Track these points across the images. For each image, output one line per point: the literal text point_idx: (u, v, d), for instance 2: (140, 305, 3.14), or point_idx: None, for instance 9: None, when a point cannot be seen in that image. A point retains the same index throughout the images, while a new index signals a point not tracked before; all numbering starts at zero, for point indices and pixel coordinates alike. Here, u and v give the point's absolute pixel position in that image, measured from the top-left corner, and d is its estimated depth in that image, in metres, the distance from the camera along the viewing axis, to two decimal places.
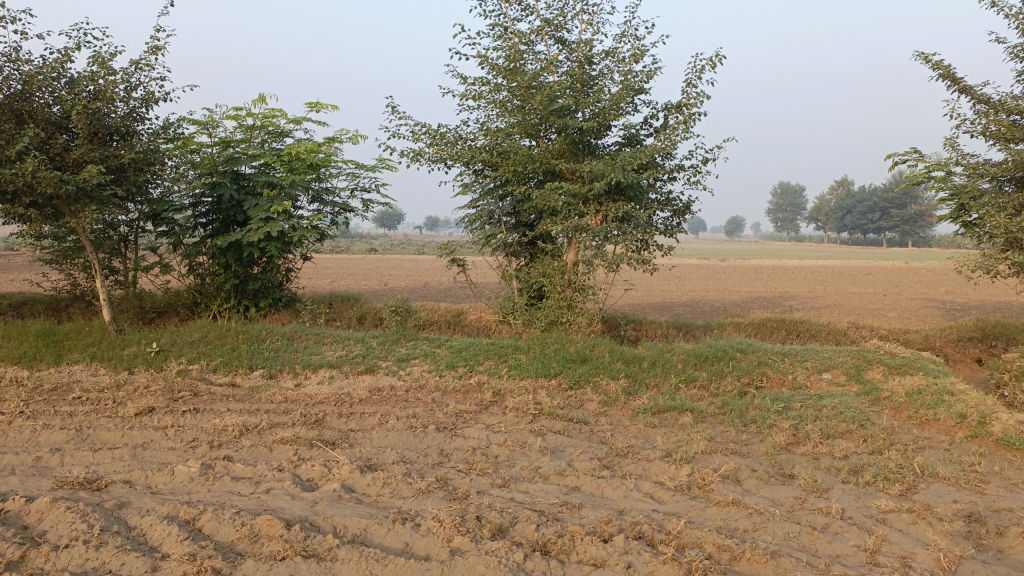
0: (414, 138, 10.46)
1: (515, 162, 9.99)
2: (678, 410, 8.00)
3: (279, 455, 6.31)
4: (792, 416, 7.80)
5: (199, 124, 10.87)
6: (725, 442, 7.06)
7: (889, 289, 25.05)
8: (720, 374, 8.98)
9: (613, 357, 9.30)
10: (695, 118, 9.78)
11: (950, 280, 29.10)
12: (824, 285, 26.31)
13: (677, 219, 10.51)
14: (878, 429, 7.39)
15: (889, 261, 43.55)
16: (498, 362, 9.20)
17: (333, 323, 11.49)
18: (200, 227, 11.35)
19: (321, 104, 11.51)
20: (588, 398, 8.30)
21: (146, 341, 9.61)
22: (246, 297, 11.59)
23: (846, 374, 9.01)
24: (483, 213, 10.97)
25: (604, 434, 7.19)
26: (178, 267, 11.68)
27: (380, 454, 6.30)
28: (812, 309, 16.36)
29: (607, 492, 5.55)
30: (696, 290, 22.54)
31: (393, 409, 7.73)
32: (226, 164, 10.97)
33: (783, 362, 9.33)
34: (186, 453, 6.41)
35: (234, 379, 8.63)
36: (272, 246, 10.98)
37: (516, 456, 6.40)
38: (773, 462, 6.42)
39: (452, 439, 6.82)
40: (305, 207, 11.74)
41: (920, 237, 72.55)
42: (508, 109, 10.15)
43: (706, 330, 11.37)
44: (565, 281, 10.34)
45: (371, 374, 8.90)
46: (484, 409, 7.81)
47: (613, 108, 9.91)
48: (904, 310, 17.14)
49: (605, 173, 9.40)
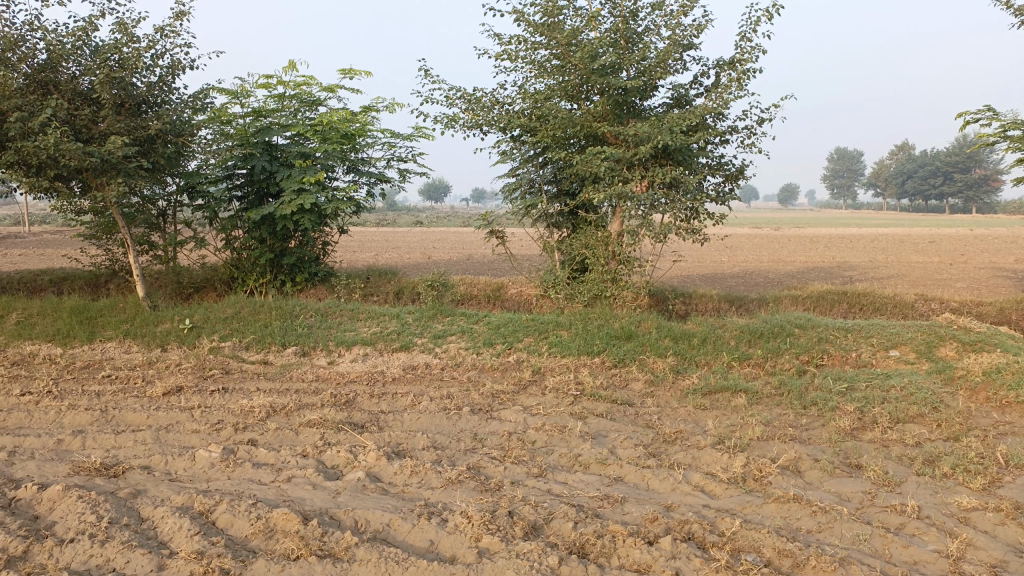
0: (449, 103, 9.97)
1: (555, 126, 9.45)
2: (731, 391, 7.45)
3: (305, 439, 5.98)
4: (856, 397, 7.19)
5: (230, 93, 10.57)
6: (783, 426, 6.52)
7: (956, 258, 23.80)
8: (777, 351, 8.38)
9: (660, 334, 8.77)
10: (749, 75, 9.07)
11: (1020, 247, 27.58)
12: (884, 254, 25.20)
13: (730, 185, 9.84)
14: (953, 413, 6.75)
15: (955, 230, 41.62)
16: (538, 339, 8.75)
17: (370, 298, 11.16)
18: (235, 200, 11.12)
19: (354, 70, 11.09)
20: (634, 377, 7.81)
21: (179, 318, 9.41)
22: (283, 271, 11.32)
23: (916, 351, 8.32)
24: (523, 182, 10.49)
25: (650, 418, 6.71)
26: (215, 241, 11.47)
27: (410, 439, 5.92)
28: (873, 280, 15.50)
29: (653, 485, 5.08)
30: (748, 261, 21.74)
31: (427, 389, 7.36)
32: (258, 134, 10.67)
33: (846, 339, 8.67)
34: (210, 436, 6.13)
35: (266, 357, 8.37)
36: (305, 218, 10.68)
37: (555, 442, 5.95)
38: (837, 450, 5.85)
39: (487, 422, 6.41)
40: (340, 178, 11.41)
41: (985, 202, 69.45)
42: (547, 70, 9.59)
43: (760, 303, 10.73)
44: (609, 253, 9.79)
45: (406, 352, 8.54)
46: (522, 389, 7.38)
47: (658, 66, 9.27)
48: (973, 281, 16.13)
49: (651, 136, 8.81)
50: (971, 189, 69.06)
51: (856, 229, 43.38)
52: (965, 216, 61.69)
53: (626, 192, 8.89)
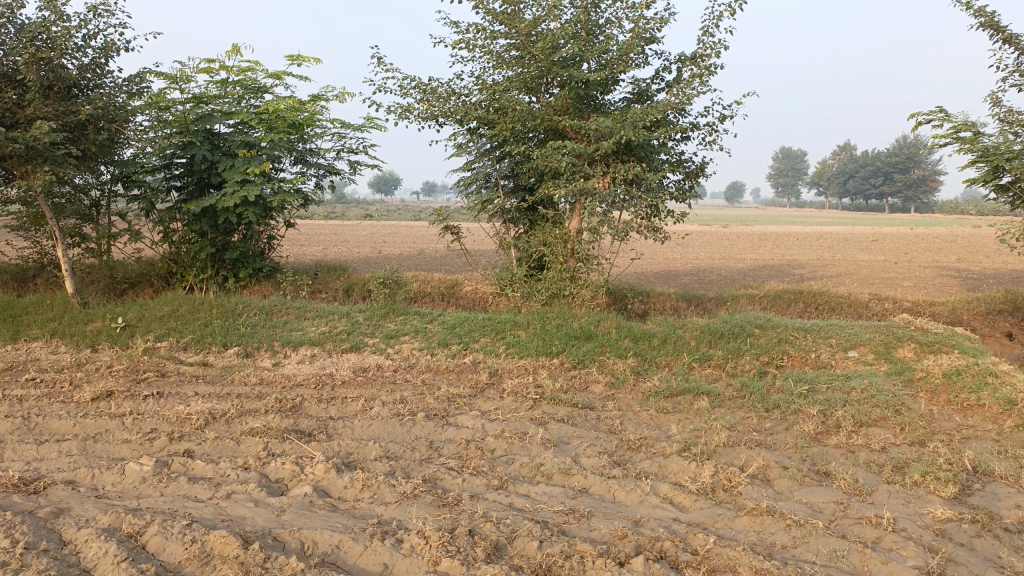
0: (402, 92, 9.56)
1: (514, 119, 9.14)
2: (693, 394, 7.27)
3: (247, 449, 5.57)
4: (819, 400, 7.07)
5: (169, 78, 9.97)
6: (748, 431, 6.35)
7: (899, 256, 24.31)
8: (738, 352, 8.24)
9: (620, 334, 8.56)
10: (712, 71, 8.90)
11: (959, 247, 28.35)
12: (832, 252, 25.61)
13: (690, 182, 9.68)
14: (915, 416, 6.68)
15: (896, 229, 42.68)
16: (495, 339, 8.45)
17: (318, 295, 10.70)
18: (174, 191, 10.52)
19: (303, 57, 10.61)
20: (594, 379, 7.56)
21: (112, 316, 8.84)
22: (225, 267, 10.76)
23: (875, 352, 8.27)
24: (479, 176, 10.16)
25: (612, 422, 6.47)
26: (153, 234, 10.87)
27: (362, 449, 5.56)
28: (823, 279, 15.62)
29: (619, 498, 4.83)
30: (700, 258, 21.81)
31: (378, 393, 6.98)
32: (199, 122, 10.10)
33: (805, 339, 8.59)
34: (142, 447, 5.67)
35: (206, 359, 7.88)
36: (249, 211, 10.15)
37: (515, 451, 5.66)
38: (805, 457, 5.70)
39: (443, 429, 6.08)
40: (287, 169, 10.91)
41: (923, 203, 71.61)
42: (506, 61, 9.27)
43: (718, 302, 10.62)
44: (568, 250, 9.53)
45: (356, 353, 8.14)
46: (479, 393, 7.07)
47: (620, 59, 9.04)
48: (918, 280, 16.40)
49: (613, 131, 8.58)
50: (910, 189, 71.15)
51: (803, 227, 44.13)
52: (904, 216, 63.46)
53: (587, 189, 8.63)
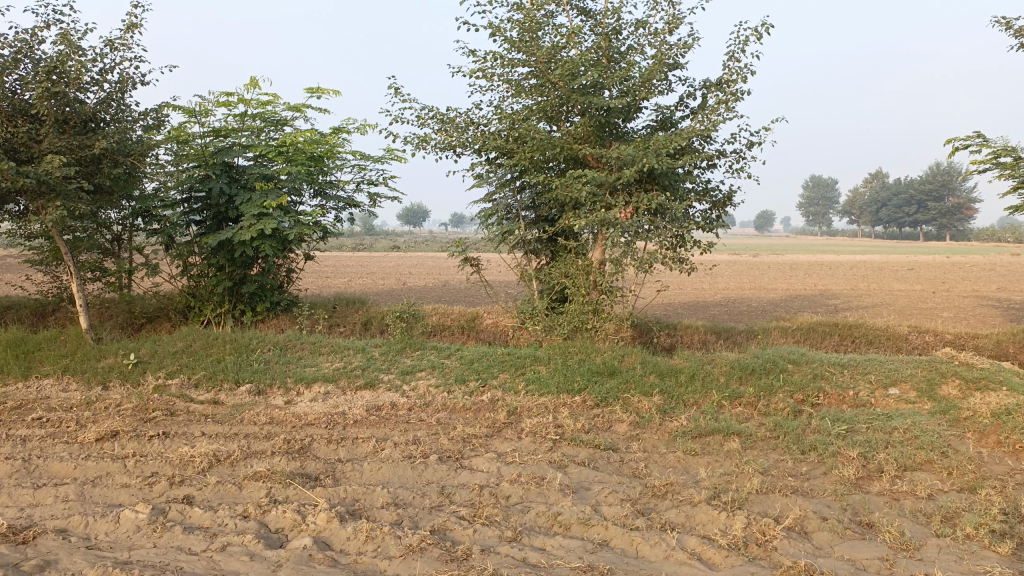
0: (420, 123, 9.39)
1: (533, 148, 8.90)
2: (723, 434, 6.86)
3: (249, 495, 5.30)
4: (858, 441, 6.63)
5: (188, 111, 9.94)
6: (782, 476, 5.93)
7: (936, 286, 23.59)
8: (769, 389, 7.82)
9: (645, 370, 8.19)
10: (738, 96, 8.61)
11: (999, 275, 27.48)
12: (866, 282, 24.92)
13: (717, 211, 9.34)
14: (964, 459, 6.22)
15: (931, 257, 41.68)
16: (515, 375, 8.13)
17: (336, 329, 10.49)
18: (192, 225, 10.44)
19: (321, 89, 10.52)
20: (618, 418, 7.20)
21: (124, 352, 8.69)
22: (243, 300, 10.61)
23: (917, 389, 7.80)
24: (499, 208, 9.93)
25: (637, 466, 6.10)
26: (171, 269, 10.78)
27: (369, 495, 5.26)
28: (858, 310, 15.08)
29: (642, 553, 4.46)
30: (729, 288, 21.35)
31: (391, 433, 6.68)
32: (217, 155, 10.03)
33: (842, 375, 8.14)
34: (141, 492, 5.42)
35: (217, 397, 7.66)
36: (266, 244, 10.00)
37: (532, 498, 5.31)
38: (845, 506, 5.28)
39: (456, 473, 5.75)
40: (306, 202, 10.79)
41: (958, 230, 70.14)
42: (525, 89, 9.07)
43: (748, 335, 10.20)
44: (591, 282, 9.21)
45: (371, 390, 7.87)
46: (496, 433, 6.74)
47: (642, 86, 8.79)
48: (958, 310, 15.78)
49: (636, 159, 8.30)
50: (945, 217, 69.79)
51: (835, 256, 43.28)
52: (939, 244, 62.13)
53: (609, 219, 8.33)
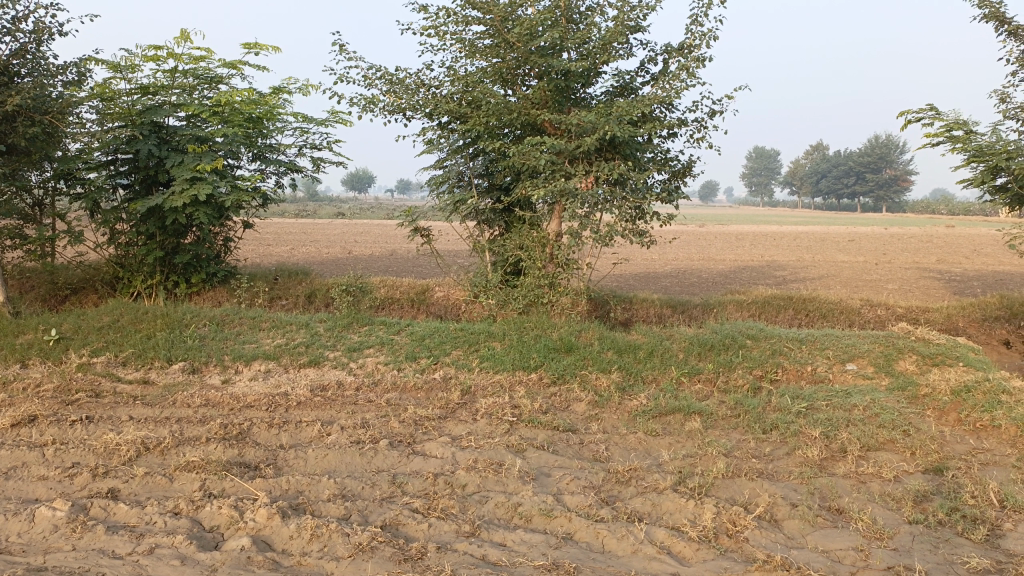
0: (366, 83, 8.84)
1: (488, 112, 8.46)
2: (684, 413, 6.65)
3: (181, 488, 4.86)
4: (820, 419, 6.49)
5: (112, 66, 9.18)
6: (746, 458, 5.75)
7: (878, 257, 24.02)
8: (729, 365, 7.65)
9: (603, 346, 7.93)
10: (701, 62, 8.30)
11: (936, 247, 28.14)
12: (811, 253, 25.24)
13: (676, 182, 9.07)
14: (925, 438, 6.15)
15: (870, 228, 42.64)
16: (468, 352, 7.78)
17: (278, 303, 9.97)
18: (119, 189, 9.72)
19: (260, 45, 9.85)
20: (576, 397, 6.93)
21: (45, 327, 8.03)
22: (176, 271, 9.96)
23: (875, 365, 7.73)
24: (451, 175, 9.47)
25: (597, 449, 5.84)
26: (97, 237, 10.07)
27: (314, 486, 4.87)
28: (807, 282, 15.15)
29: (609, 547, 4.20)
30: (678, 259, 21.34)
31: (338, 416, 6.28)
32: (144, 113, 9.31)
33: (800, 351, 8.02)
34: (59, 485, 4.92)
35: (147, 376, 7.12)
36: (199, 211, 9.37)
37: (490, 486, 4.99)
38: (813, 490, 5.12)
39: (409, 459, 5.41)
40: (244, 166, 10.16)
41: (895, 202, 72.03)
42: (479, 50, 8.60)
43: (704, 309, 10.04)
44: (547, 254, 8.87)
45: (315, 369, 7.43)
46: (450, 415, 6.39)
47: (602, 49, 8.41)
48: (902, 283, 16.01)
49: (597, 126, 7.94)
50: (883, 189, 71.55)
51: (779, 227, 43.91)
52: (877, 215, 63.65)
53: (569, 189, 7.98)
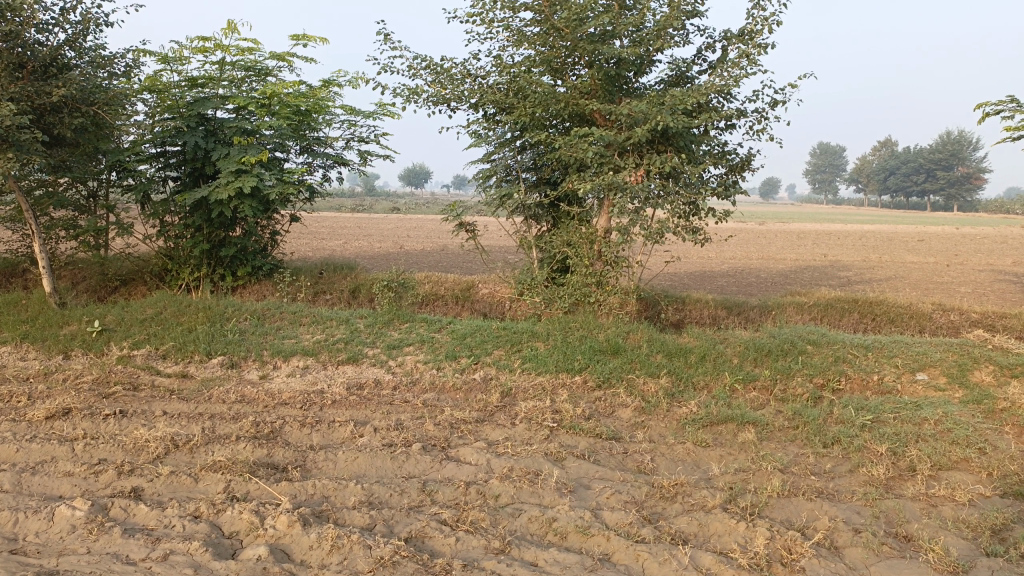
0: (411, 73, 8.61)
1: (535, 102, 8.16)
2: (737, 423, 6.24)
3: (205, 490, 4.70)
4: (887, 434, 6.01)
5: (161, 58, 9.17)
6: (804, 474, 5.32)
7: (950, 258, 22.83)
8: (787, 373, 7.19)
9: (652, 348, 7.55)
10: (763, 49, 7.82)
11: (1011, 248, 26.67)
12: (876, 253, 24.18)
13: (734, 177, 8.61)
14: (1004, 458, 5.62)
15: (942, 228, 40.84)
16: (510, 352, 7.50)
17: (322, 297, 9.86)
18: (168, 181, 9.72)
19: (308, 37, 9.73)
20: (621, 402, 6.58)
21: (89, 318, 8.05)
22: (222, 264, 9.94)
23: (947, 376, 7.17)
24: (498, 168, 9.20)
25: (642, 459, 5.49)
26: (147, 229, 10.12)
27: (340, 492, 4.66)
28: (872, 283, 14.43)
29: (650, 571, 3.87)
30: (735, 258, 20.69)
31: (372, 416, 6.07)
32: (191, 106, 9.27)
33: (866, 358, 7.49)
34: (85, 482, 4.82)
35: (185, 370, 7.04)
36: (244, 204, 9.30)
37: (524, 498, 4.69)
38: (878, 513, 4.68)
39: (441, 465, 5.15)
40: (291, 159, 10.07)
41: (967, 201, 69.04)
42: (527, 38, 8.28)
43: (761, 311, 9.55)
44: (594, 252, 8.51)
45: (353, 366, 7.25)
46: (488, 418, 6.12)
47: (657, 35, 8.00)
48: (976, 285, 15.13)
49: (649, 116, 7.54)
50: (954, 187, 68.67)
51: (843, 226, 42.45)
52: (947, 215, 61.07)
53: (618, 183, 7.61)
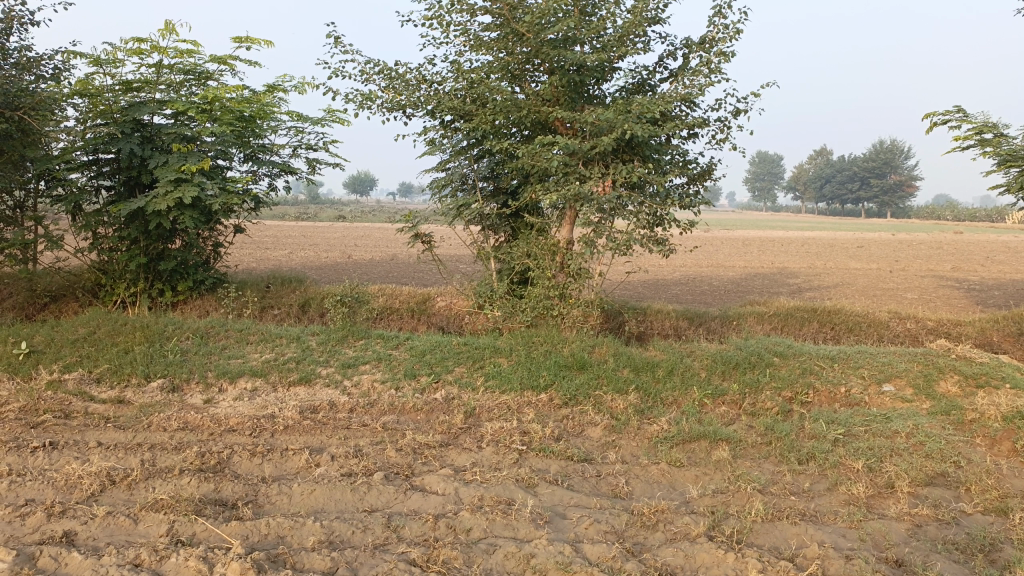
0: (364, 78, 8.24)
1: (494, 109, 7.88)
2: (710, 440, 6.03)
3: (145, 533, 4.26)
4: (861, 449, 5.88)
5: (92, 59, 8.58)
6: (785, 494, 5.14)
7: (892, 264, 23.37)
8: (756, 386, 7.03)
9: (617, 363, 7.33)
10: (726, 57, 7.71)
11: (946, 254, 27.49)
12: (821, 260, 24.63)
13: (695, 186, 8.49)
14: (980, 471, 5.55)
15: (879, 234, 42.02)
16: (472, 369, 7.18)
17: (269, 312, 9.38)
18: (102, 190, 9.11)
19: (252, 39, 9.28)
20: (590, 420, 6.32)
21: (14, 339, 7.44)
22: (161, 278, 9.37)
23: (914, 387, 7.12)
24: (454, 178, 8.89)
25: (616, 482, 5.24)
26: (79, 241, 9.48)
27: (297, 531, 4.27)
28: (823, 291, 14.55)
29: None
30: (686, 265, 20.75)
31: (328, 443, 5.68)
32: (126, 111, 8.70)
33: (833, 370, 7.40)
34: (9, 528, 4.32)
35: (122, 395, 6.52)
36: (185, 215, 8.77)
37: (498, 532, 4.38)
38: (864, 536, 4.51)
39: (406, 496, 4.80)
40: (235, 167, 9.57)
41: (900, 208, 71.39)
42: (485, 43, 8.01)
43: (723, 322, 9.43)
44: (556, 264, 8.27)
45: (306, 387, 6.83)
46: (452, 442, 5.79)
47: (619, 41, 7.83)
48: (921, 292, 15.37)
49: (614, 124, 7.33)
50: (887, 194, 70.94)
51: (785, 232, 43.30)
52: (881, 221, 63.01)
53: (584, 193, 7.39)
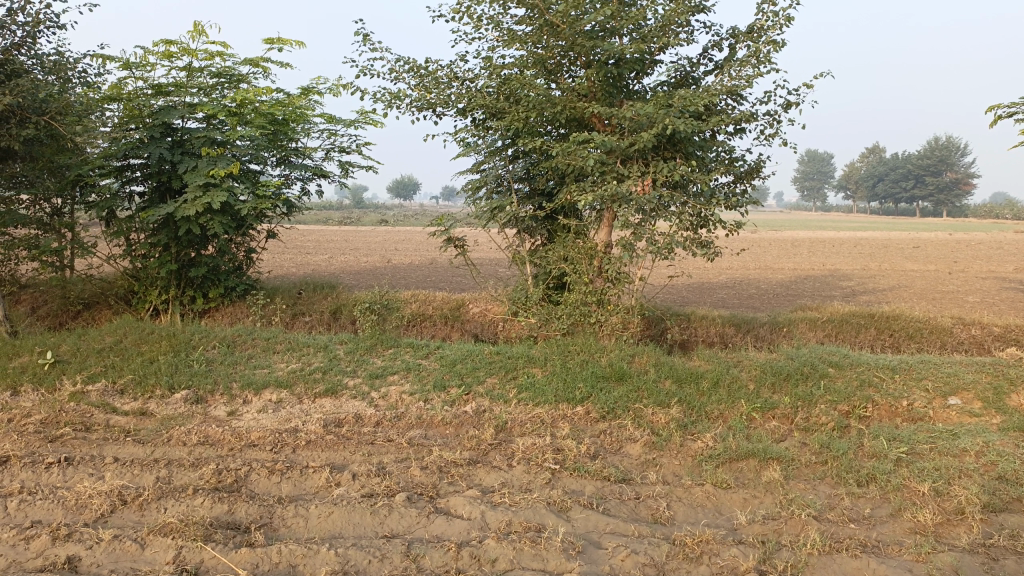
0: (393, 76, 7.97)
1: (527, 106, 7.54)
2: (760, 459, 5.58)
3: (152, 559, 4.02)
4: (926, 469, 5.37)
5: (123, 64, 8.48)
6: (843, 522, 4.68)
7: (951, 265, 22.36)
8: (809, 400, 6.54)
9: (659, 374, 6.92)
10: (775, 46, 7.25)
11: (1007, 254, 26.26)
12: (875, 261, 23.69)
13: (743, 184, 8.02)
14: None
15: (934, 233, 40.54)
16: (504, 380, 6.84)
17: (300, 319, 9.19)
18: (134, 196, 9.00)
19: (283, 40, 9.10)
20: (629, 436, 5.92)
21: (42, 349, 7.34)
22: (193, 286, 9.24)
23: (983, 400, 6.56)
24: (488, 179, 8.57)
25: (657, 506, 4.84)
26: (112, 248, 9.43)
27: (310, 559, 3.98)
28: (878, 294, 13.86)
29: None
30: (733, 268, 20.10)
31: (351, 460, 5.39)
32: (157, 115, 8.58)
33: (893, 381, 6.87)
34: (13, 551, 4.11)
35: (145, 407, 6.34)
36: (215, 220, 8.60)
37: (525, 563, 4.02)
38: (934, 573, 4.04)
39: (429, 520, 4.48)
40: (267, 171, 9.39)
41: (957, 206, 68.98)
42: (519, 37, 7.67)
43: (772, 329, 8.92)
44: (594, 268, 7.88)
45: (332, 399, 6.57)
46: (481, 459, 5.45)
47: (660, 31, 7.42)
48: (984, 295, 14.54)
49: (654, 119, 6.92)
50: (943, 192, 68.62)
51: (835, 232, 42.05)
52: (937, 220, 60.92)
53: (622, 193, 7.00)
